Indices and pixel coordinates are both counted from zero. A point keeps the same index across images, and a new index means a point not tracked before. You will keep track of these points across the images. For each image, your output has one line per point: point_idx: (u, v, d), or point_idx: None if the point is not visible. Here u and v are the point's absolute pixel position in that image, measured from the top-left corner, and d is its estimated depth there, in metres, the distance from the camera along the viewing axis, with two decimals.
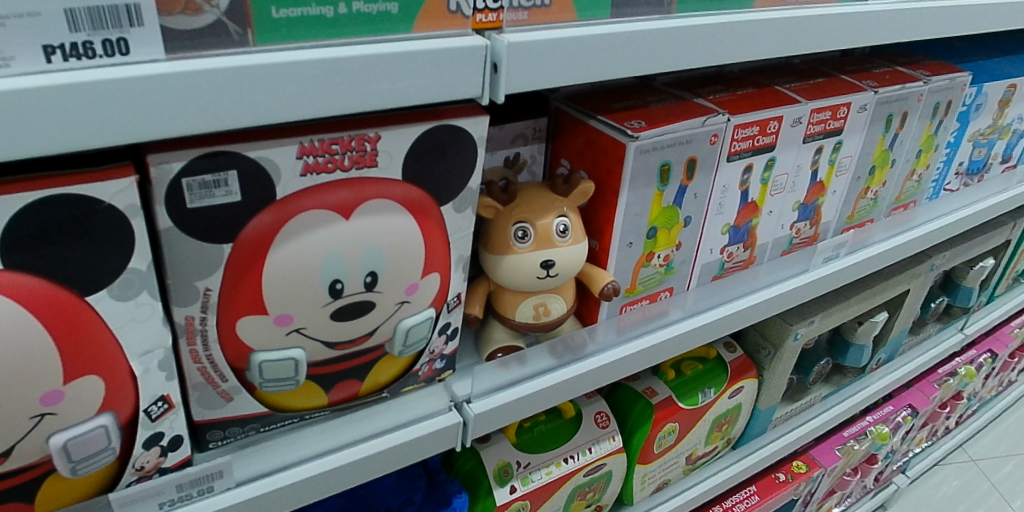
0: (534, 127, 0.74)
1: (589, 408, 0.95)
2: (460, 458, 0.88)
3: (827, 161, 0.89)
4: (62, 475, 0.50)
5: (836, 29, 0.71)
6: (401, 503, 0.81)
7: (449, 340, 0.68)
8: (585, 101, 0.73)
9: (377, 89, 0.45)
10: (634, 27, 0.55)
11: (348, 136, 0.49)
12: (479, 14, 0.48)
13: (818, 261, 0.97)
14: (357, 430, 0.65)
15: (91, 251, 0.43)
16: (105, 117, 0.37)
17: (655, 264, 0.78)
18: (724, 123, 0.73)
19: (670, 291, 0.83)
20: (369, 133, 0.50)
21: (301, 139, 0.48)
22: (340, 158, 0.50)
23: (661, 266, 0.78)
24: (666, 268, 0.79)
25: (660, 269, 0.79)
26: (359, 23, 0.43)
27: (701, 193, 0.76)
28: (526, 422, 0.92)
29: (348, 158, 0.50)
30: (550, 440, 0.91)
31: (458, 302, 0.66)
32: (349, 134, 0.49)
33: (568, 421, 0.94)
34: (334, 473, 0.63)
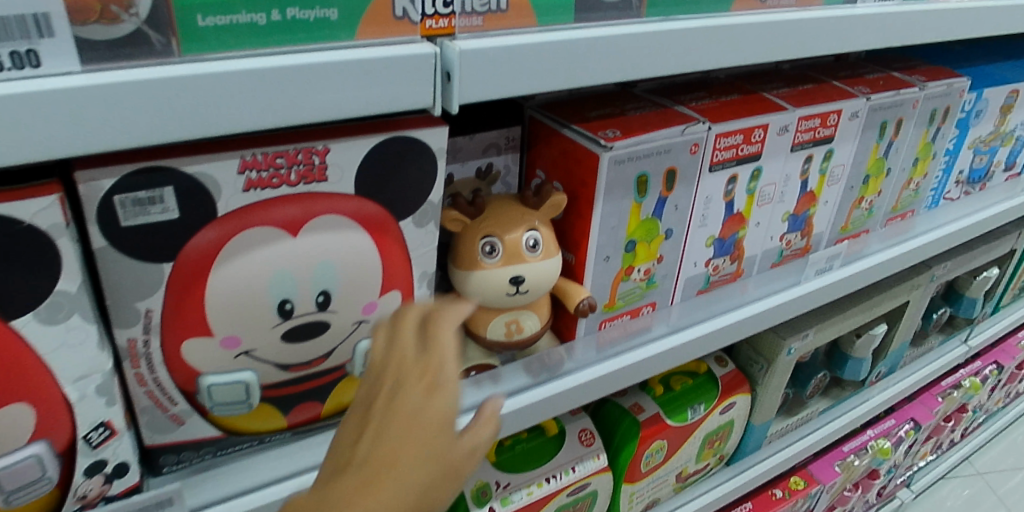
0: (507, 136, 0.71)
1: (572, 425, 0.92)
2: None
3: (818, 171, 0.85)
4: None
5: (824, 34, 0.67)
6: None
7: None
8: (559, 109, 0.70)
9: (317, 99, 0.42)
10: (601, 33, 0.52)
11: (294, 149, 0.47)
12: (428, 20, 0.46)
13: (811, 274, 0.94)
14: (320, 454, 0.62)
15: (14, 274, 0.40)
16: (12, 134, 0.34)
17: (635, 279, 0.75)
18: (705, 132, 0.70)
19: (652, 306, 0.80)
20: (317, 146, 0.48)
21: (242, 152, 0.46)
22: (285, 172, 0.48)
23: (642, 280, 0.75)
24: (647, 283, 0.76)
25: (641, 284, 0.76)
26: (295, 31, 0.41)
27: (682, 204, 0.73)
28: (507, 441, 0.89)
29: (295, 173, 0.48)
30: (532, 459, 0.88)
31: None
32: (295, 147, 0.47)
33: (551, 439, 0.91)
34: None
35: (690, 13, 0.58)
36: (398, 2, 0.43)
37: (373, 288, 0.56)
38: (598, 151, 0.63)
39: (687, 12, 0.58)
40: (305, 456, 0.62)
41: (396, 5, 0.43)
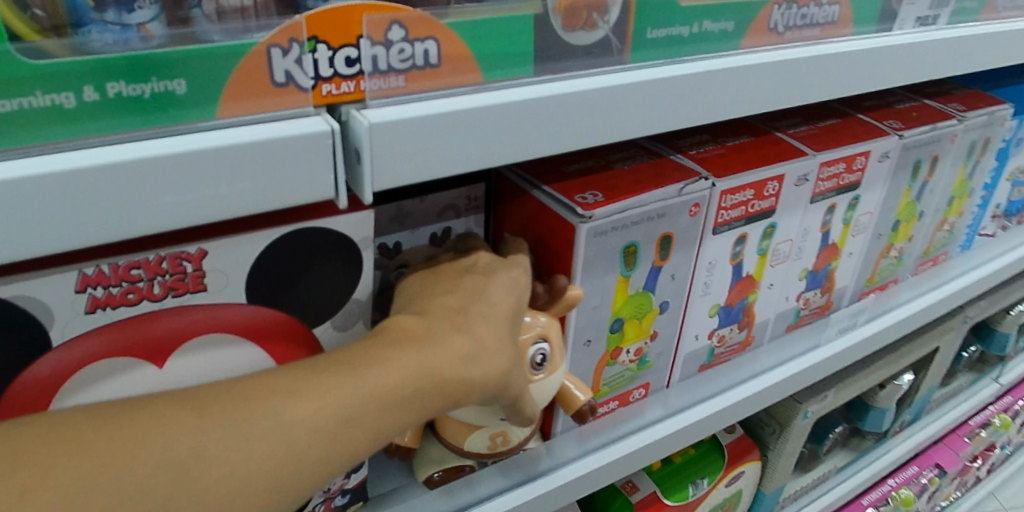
0: (469, 195, 0.59)
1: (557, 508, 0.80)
2: None
3: (842, 220, 0.74)
4: None
5: (860, 69, 0.55)
6: None
7: (353, 473, 0.54)
8: (533, 163, 0.58)
9: (161, 202, 0.30)
10: (570, 87, 0.40)
11: (156, 257, 0.35)
12: (325, 83, 0.34)
13: (832, 334, 0.81)
14: None
15: None
16: None
17: (623, 361, 0.63)
18: (708, 190, 0.58)
19: (645, 387, 0.68)
20: (188, 249, 0.36)
21: (82, 266, 0.34)
22: (146, 286, 0.36)
23: (631, 362, 0.64)
24: (637, 364, 0.64)
25: (630, 366, 0.64)
26: (123, 112, 0.29)
27: (680, 273, 0.61)
28: None
29: (162, 284, 0.37)
30: None
31: None
32: (157, 254, 0.35)
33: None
34: None
35: (692, 53, 0.46)
36: (277, 63, 0.31)
37: None
38: (574, 222, 0.51)
39: (686, 52, 0.45)
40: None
41: (276, 69, 0.32)
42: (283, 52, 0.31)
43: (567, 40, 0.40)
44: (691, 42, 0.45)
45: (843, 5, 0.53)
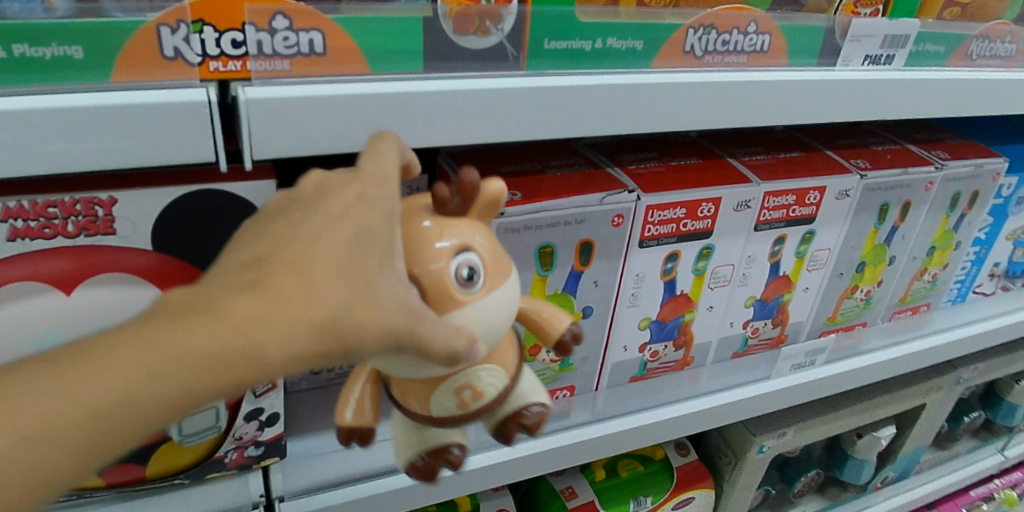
0: (410, 184, 0.62)
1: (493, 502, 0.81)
2: None
3: (794, 254, 0.73)
4: None
5: (796, 102, 0.55)
6: None
7: (265, 427, 0.56)
8: (473, 159, 0.62)
9: (52, 148, 0.35)
10: (456, 85, 0.43)
11: (70, 199, 0.41)
12: (212, 61, 0.38)
13: (784, 369, 0.80)
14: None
15: None
16: None
17: (543, 360, 0.66)
18: (633, 202, 0.59)
19: (570, 390, 0.70)
20: (100, 196, 0.42)
21: (3, 199, 0.40)
22: (61, 223, 0.41)
23: (552, 362, 0.66)
24: (558, 365, 0.67)
25: (552, 366, 0.67)
26: (26, 69, 0.34)
27: (604, 281, 0.63)
28: None
29: (75, 224, 0.42)
30: None
31: (269, 388, 0.54)
32: (71, 196, 0.41)
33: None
34: None
35: (594, 67, 0.49)
36: (166, 40, 0.36)
37: None
38: None
39: (587, 66, 0.48)
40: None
41: (165, 44, 0.36)
42: (172, 30, 0.36)
43: (456, 43, 0.44)
44: (594, 56, 0.48)
45: (773, 35, 0.54)
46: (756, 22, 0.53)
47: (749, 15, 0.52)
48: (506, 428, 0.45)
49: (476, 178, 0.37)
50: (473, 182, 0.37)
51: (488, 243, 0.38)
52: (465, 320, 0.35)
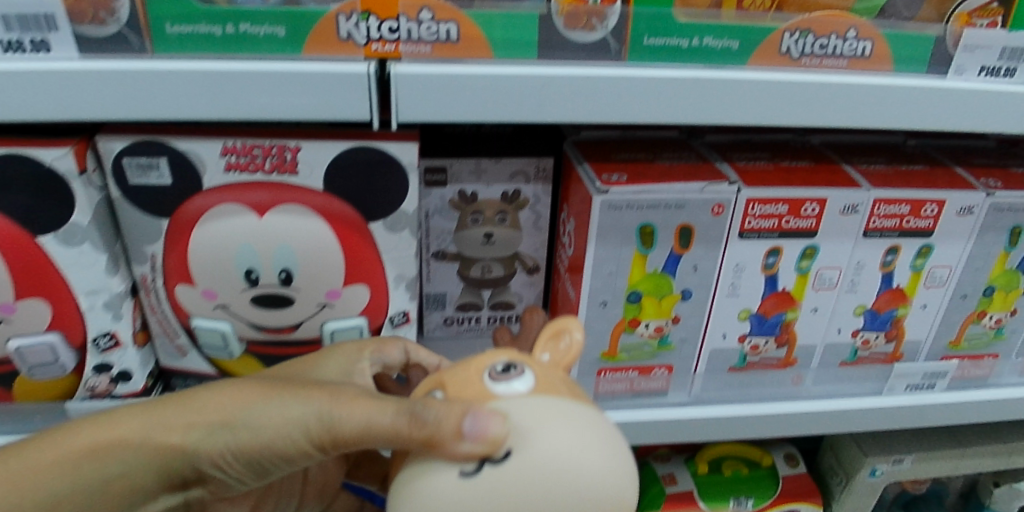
0: (540, 165, 0.65)
1: None
2: None
3: (909, 267, 0.70)
4: (25, 377, 0.58)
5: (888, 106, 0.58)
6: None
7: None
8: (591, 148, 0.67)
9: (259, 100, 0.49)
10: (561, 71, 0.52)
11: (269, 143, 0.52)
12: (374, 43, 0.49)
13: (898, 387, 0.77)
14: None
15: (35, 202, 0.51)
16: (32, 102, 0.48)
17: (642, 333, 0.69)
18: (733, 194, 0.63)
19: (669, 369, 0.72)
20: (290, 143, 0.52)
21: (224, 139, 0.52)
22: (261, 161, 0.53)
23: (652, 337, 0.70)
24: (658, 342, 0.70)
25: (651, 342, 0.70)
26: (247, 43, 0.48)
27: (703, 267, 0.66)
28: None
29: (271, 163, 0.53)
30: None
31: (406, 321, 0.63)
32: (269, 141, 0.52)
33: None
34: None
35: (688, 62, 0.55)
36: (341, 25, 0.48)
37: (339, 275, 0.59)
38: (592, 193, 0.60)
39: (681, 61, 0.55)
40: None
41: (341, 28, 0.48)
42: (346, 18, 0.48)
43: (567, 36, 0.52)
44: (688, 53, 0.54)
45: (875, 41, 0.56)
46: (856, 28, 0.56)
47: (849, 21, 0.55)
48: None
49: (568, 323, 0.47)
50: (564, 326, 0.47)
51: (548, 372, 0.44)
52: (512, 411, 0.39)
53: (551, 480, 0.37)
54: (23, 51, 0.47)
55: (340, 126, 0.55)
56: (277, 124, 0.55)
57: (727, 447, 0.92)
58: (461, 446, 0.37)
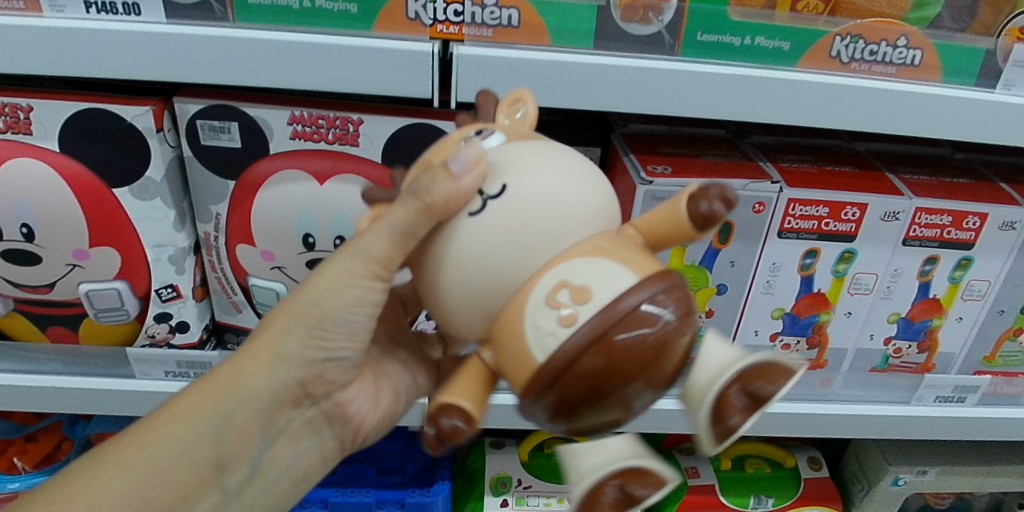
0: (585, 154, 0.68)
1: None
2: (473, 456, 0.89)
3: (946, 278, 0.70)
4: (92, 320, 0.62)
5: (937, 114, 0.58)
6: (394, 468, 0.82)
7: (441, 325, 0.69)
8: (638, 141, 0.69)
9: (328, 72, 0.52)
10: (615, 62, 0.54)
11: (334, 115, 0.55)
12: (439, 24, 0.52)
13: (927, 397, 0.77)
14: None
15: (115, 155, 0.54)
16: (118, 61, 0.51)
17: None
18: (775, 193, 0.64)
19: None
20: (353, 116, 0.55)
21: (292, 108, 0.55)
22: (325, 132, 0.56)
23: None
24: None
25: None
26: (321, 17, 0.51)
27: (741, 263, 0.68)
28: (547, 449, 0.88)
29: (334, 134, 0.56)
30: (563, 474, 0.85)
31: None
32: (334, 113, 0.55)
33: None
34: None
35: (739, 60, 0.56)
36: (410, 6, 0.51)
37: None
38: (637, 183, 0.62)
39: (733, 58, 0.56)
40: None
41: (410, 8, 0.51)
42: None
43: (624, 29, 0.54)
44: (741, 51, 0.56)
45: (926, 50, 0.57)
46: (907, 36, 0.57)
47: (901, 29, 0.56)
48: (728, 412, 0.35)
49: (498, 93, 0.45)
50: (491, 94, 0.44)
51: (510, 129, 0.42)
52: (504, 160, 0.38)
53: (535, 199, 0.36)
54: (114, 13, 0.50)
55: (400, 102, 0.58)
56: (340, 97, 0.58)
57: (749, 445, 0.93)
58: (461, 187, 0.36)
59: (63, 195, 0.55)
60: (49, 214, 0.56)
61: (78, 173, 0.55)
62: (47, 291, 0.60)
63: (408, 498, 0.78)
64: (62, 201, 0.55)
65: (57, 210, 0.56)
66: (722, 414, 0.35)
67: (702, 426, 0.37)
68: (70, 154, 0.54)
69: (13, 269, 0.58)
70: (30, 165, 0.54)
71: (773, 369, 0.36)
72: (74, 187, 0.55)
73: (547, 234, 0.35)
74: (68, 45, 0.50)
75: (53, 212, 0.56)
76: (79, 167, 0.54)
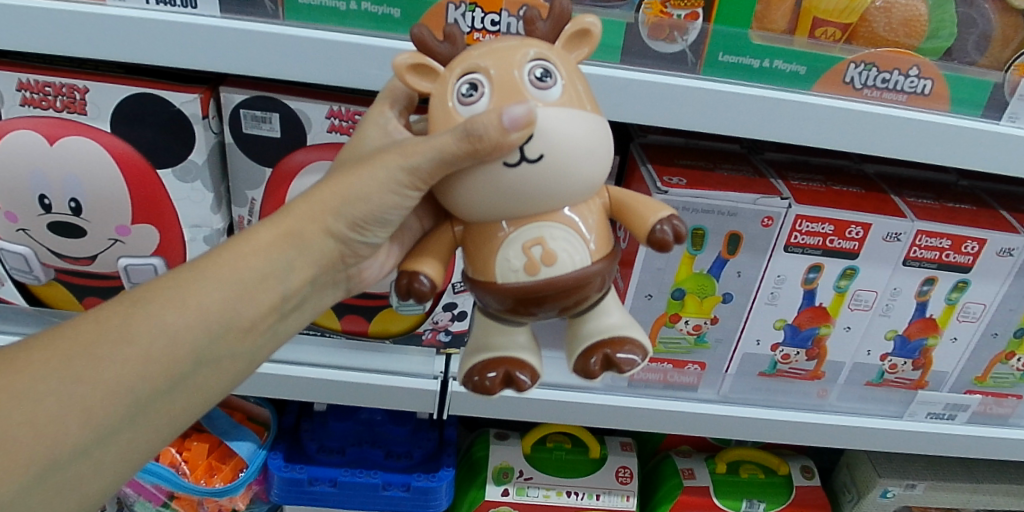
0: None
1: (615, 458, 0.90)
2: (477, 446, 0.92)
3: (943, 299, 0.73)
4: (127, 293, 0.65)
5: (943, 142, 0.61)
6: (402, 452, 0.85)
7: (456, 320, 0.71)
8: (656, 152, 0.73)
9: (369, 72, 0.55)
10: (640, 77, 0.57)
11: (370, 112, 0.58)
12: (476, 33, 0.55)
13: (919, 413, 0.80)
14: (356, 359, 0.73)
15: (161, 138, 0.58)
16: (173, 50, 0.53)
17: (681, 329, 0.74)
18: (784, 209, 0.67)
19: (701, 366, 0.78)
20: None
21: (331, 103, 0.58)
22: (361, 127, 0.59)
23: (689, 334, 0.75)
24: (695, 339, 0.75)
25: (688, 338, 0.75)
26: (366, 19, 0.54)
27: (747, 273, 0.71)
28: (549, 443, 0.92)
29: None
30: (562, 468, 0.89)
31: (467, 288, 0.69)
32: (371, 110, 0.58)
33: (591, 460, 0.90)
34: (320, 383, 0.72)
35: (758, 81, 0.59)
36: (450, 13, 0.54)
37: None
38: (653, 192, 0.66)
39: (752, 79, 0.59)
40: (333, 356, 0.73)
41: (450, 16, 0.54)
42: (455, 7, 0.54)
43: (649, 45, 0.57)
44: (760, 73, 0.59)
45: (936, 81, 0.60)
46: (919, 67, 0.59)
47: (912, 59, 0.59)
48: (591, 355, 0.43)
49: (568, 11, 0.43)
50: (563, 11, 0.43)
51: (568, 62, 0.41)
52: (553, 122, 0.38)
53: (561, 163, 0.38)
54: (172, 5, 0.53)
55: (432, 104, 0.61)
56: (377, 96, 0.61)
57: (745, 451, 0.95)
58: (507, 141, 0.36)
59: (110, 174, 0.58)
60: (96, 190, 0.59)
61: (126, 153, 0.58)
62: (88, 263, 0.63)
63: (414, 482, 0.81)
64: (108, 179, 0.59)
65: (104, 187, 0.59)
66: (590, 353, 0.43)
67: (573, 354, 0.44)
68: (119, 135, 0.57)
69: (57, 240, 0.61)
70: (82, 143, 0.57)
71: (634, 348, 0.43)
72: (120, 165, 0.58)
73: (554, 196, 0.40)
74: (125, 32, 0.53)
75: (99, 188, 0.59)
76: (126, 147, 0.58)
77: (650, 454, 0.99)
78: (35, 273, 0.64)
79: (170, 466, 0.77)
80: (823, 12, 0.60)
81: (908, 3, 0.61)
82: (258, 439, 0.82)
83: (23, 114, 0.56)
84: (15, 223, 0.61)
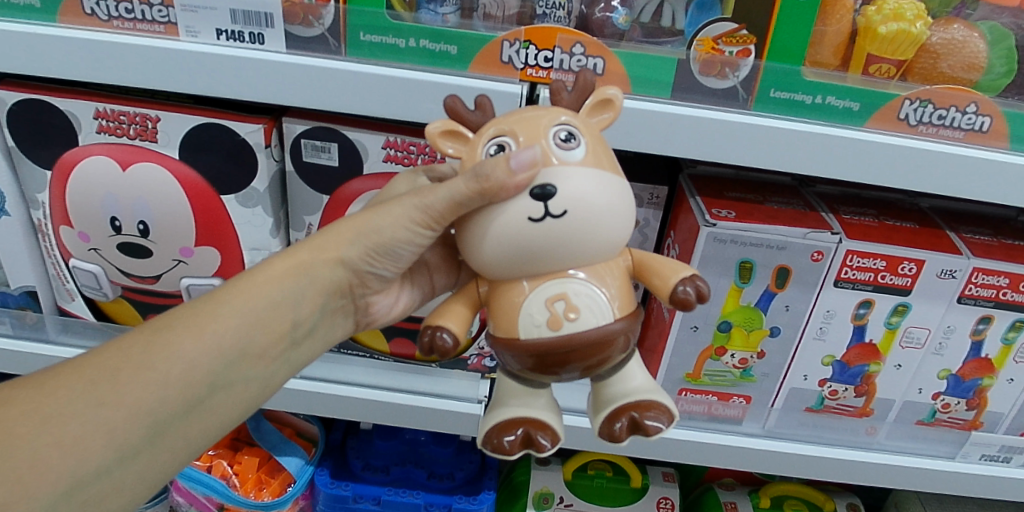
0: (654, 193, 0.72)
1: (656, 488, 0.90)
2: (517, 470, 0.94)
3: (999, 339, 0.71)
4: None
5: (1003, 180, 0.60)
6: (445, 473, 0.87)
7: None
8: (706, 183, 0.73)
9: (425, 106, 0.56)
10: (691, 112, 0.57)
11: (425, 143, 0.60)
12: (529, 68, 0.56)
13: (972, 454, 0.77)
14: (401, 380, 0.74)
15: (226, 167, 0.60)
16: (239, 84, 0.56)
17: (727, 362, 0.74)
18: (835, 244, 0.66)
19: (747, 399, 0.77)
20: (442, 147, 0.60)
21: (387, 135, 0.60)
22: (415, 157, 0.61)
23: (735, 367, 0.75)
24: (740, 372, 0.75)
25: (733, 371, 0.75)
26: (423, 56, 0.56)
27: (796, 308, 0.70)
28: (590, 470, 0.93)
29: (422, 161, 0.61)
30: (601, 496, 0.90)
31: None
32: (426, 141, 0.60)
33: (632, 489, 0.91)
34: (366, 404, 0.73)
35: (811, 117, 0.59)
36: (505, 51, 0.55)
37: None
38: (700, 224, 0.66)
39: (805, 115, 0.59)
40: (381, 378, 0.74)
41: (504, 53, 0.56)
42: (510, 44, 0.55)
43: (700, 81, 0.57)
44: (813, 107, 0.58)
45: (995, 118, 0.58)
46: (976, 104, 0.58)
47: (970, 96, 0.58)
48: (617, 421, 0.44)
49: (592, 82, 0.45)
50: (586, 81, 0.45)
51: (591, 129, 0.43)
52: (571, 181, 0.40)
53: (583, 219, 0.40)
54: (241, 41, 0.56)
55: None
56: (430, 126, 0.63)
57: (789, 486, 0.94)
58: (513, 181, 0.39)
59: (176, 198, 0.62)
60: (163, 214, 0.62)
61: (193, 180, 0.61)
62: (152, 282, 0.67)
63: (455, 504, 0.85)
64: (174, 203, 0.62)
65: (170, 209, 0.62)
66: (618, 418, 0.44)
67: (599, 418, 0.45)
68: (187, 163, 0.60)
69: (125, 259, 0.65)
70: (153, 169, 0.60)
71: (639, 411, 0.43)
72: (186, 190, 0.61)
73: (564, 253, 0.41)
74: (195, 66, 0.55)
75: (166, 211, 0.62)
76: (193, 175, 0.61)
77: (692, 484, 0.98)
78: (103, 290, 0.68)
79: (222, 478, 0.81)
80: (877, 49, 0.60)
81: (966, 40, 0.60)
82: (306, 455, 0.85)
83: (99, 141, 0.60)
84: (87, 243, 0.64)
